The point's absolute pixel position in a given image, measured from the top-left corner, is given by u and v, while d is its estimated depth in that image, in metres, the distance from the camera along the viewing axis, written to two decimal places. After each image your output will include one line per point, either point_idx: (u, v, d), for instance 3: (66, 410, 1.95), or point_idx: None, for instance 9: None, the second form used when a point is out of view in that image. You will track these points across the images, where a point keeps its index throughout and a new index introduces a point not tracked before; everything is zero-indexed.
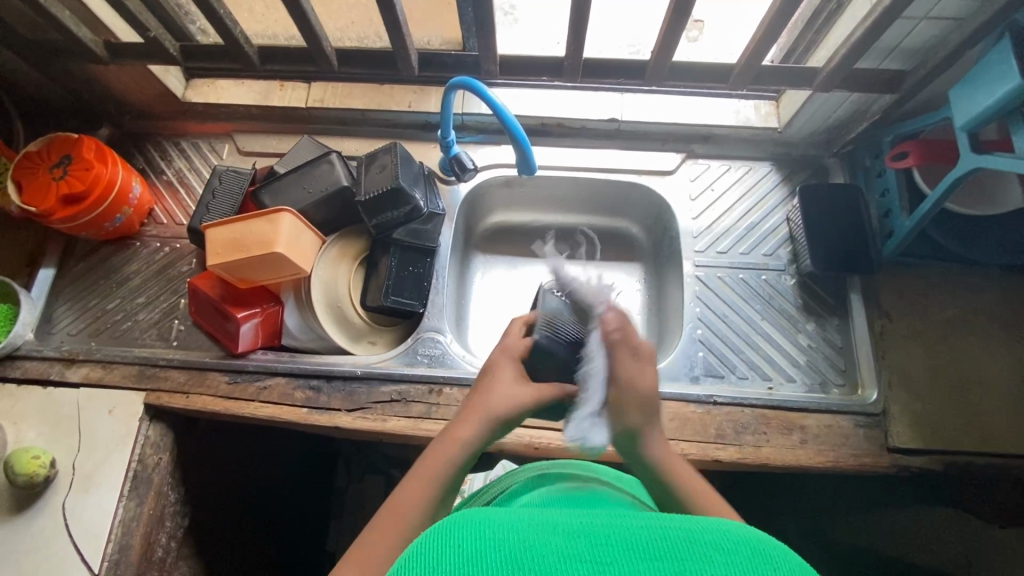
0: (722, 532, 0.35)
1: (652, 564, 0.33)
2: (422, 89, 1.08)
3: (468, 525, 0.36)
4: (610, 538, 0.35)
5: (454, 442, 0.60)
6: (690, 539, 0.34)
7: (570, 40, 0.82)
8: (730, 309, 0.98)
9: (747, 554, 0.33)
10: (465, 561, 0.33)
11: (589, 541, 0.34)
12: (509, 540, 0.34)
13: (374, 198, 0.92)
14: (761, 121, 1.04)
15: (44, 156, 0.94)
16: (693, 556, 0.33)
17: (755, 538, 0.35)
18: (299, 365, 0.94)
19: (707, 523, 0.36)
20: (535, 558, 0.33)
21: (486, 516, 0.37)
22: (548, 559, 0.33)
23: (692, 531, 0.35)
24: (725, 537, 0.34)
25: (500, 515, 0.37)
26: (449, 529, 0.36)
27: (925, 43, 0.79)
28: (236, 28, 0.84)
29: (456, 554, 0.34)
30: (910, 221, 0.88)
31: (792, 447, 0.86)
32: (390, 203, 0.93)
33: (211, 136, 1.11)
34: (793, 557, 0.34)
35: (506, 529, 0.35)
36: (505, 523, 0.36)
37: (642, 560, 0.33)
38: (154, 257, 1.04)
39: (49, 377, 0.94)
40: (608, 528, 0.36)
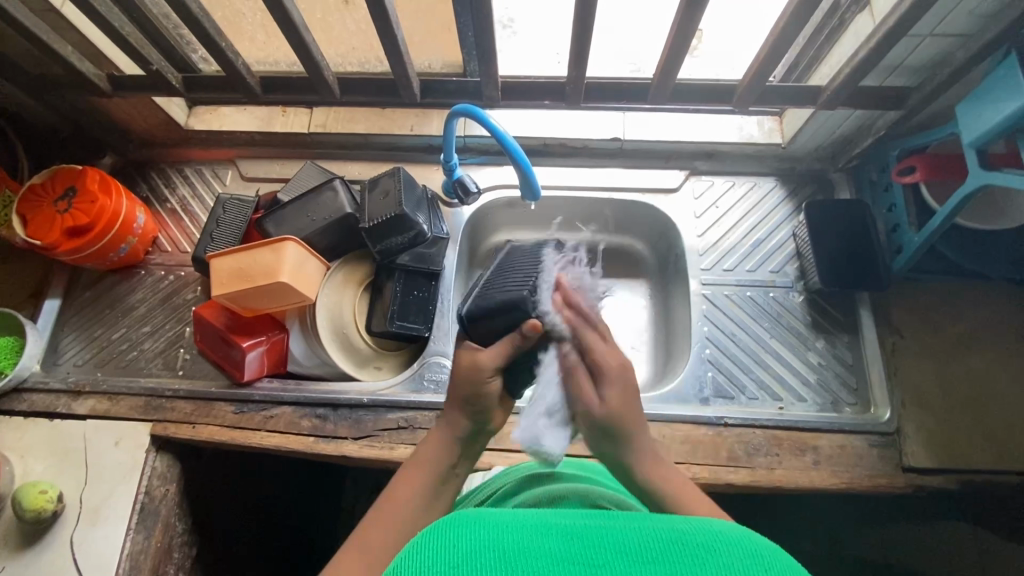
0: (714, 534, 0.35)
1: (642, 565, 0.33)
2: (424, 112, 1.08)
3: (466, 524, 0.37)
4: (602, 538, 0.35)
5: (424, 461, 0.57)
6: (682, 540, 0.35)
7: (572, 63, 0.81)
8: (738, 327, 0.97)
9: (736, 556, 0.33)
10: (459, 562, 0.34)
11: (582, 542, 0.35)
12: (502, 541, 0.35)
13: (379, 225, 0.91)
14: (765, 137, 1.03)
15: (48, 188, 0.95)
16: (685, 558, 0.33)
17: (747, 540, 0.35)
18: (305, 394, 0.93)
19: (700, 524, 0.37)
20: (526, 560, 0.34)
21: (483, 517, 0.38)
22: (540, 563, 0.34)
23: (684, 533, 0.35)
24: (715, 540, 0.34)
25: (497, 514, 0.38)
26: (446, 530, 0.37)
27: (929, 60, 0.79)
28: (237, 59, 0.85)
29: (450, 554, 0.35)
30: (918, 237, 0.88)
31: (806, 469, 0.85)
32: (395, 229, 0.93)
33: (215, 162, 1.12)
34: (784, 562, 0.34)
35: (500, 531, 0.36)
36: (500, 523, 0.37)
37: (632, 563, 0.33)
38: (159, 285, 1.04)
39: (56, 410, 0.94)
40: (603, 528, 0.37)
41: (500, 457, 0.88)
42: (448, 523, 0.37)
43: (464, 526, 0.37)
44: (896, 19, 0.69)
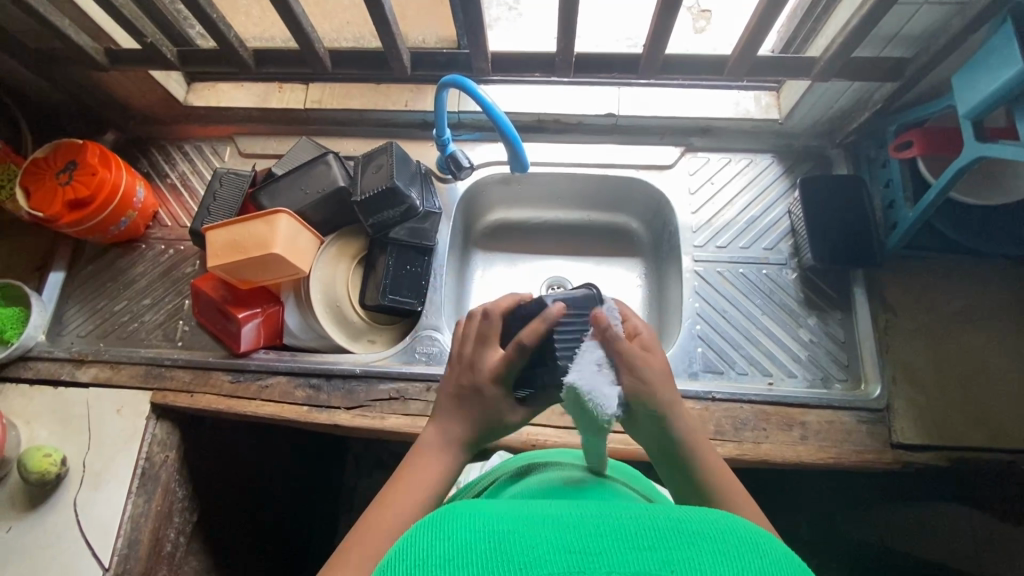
0: (706, 522, 0.37)
1: (638, 552, 0.35)
2: (419, 88, 1.08)
3: (456, 518, 0.38)
4: (597, 527, 0.37)
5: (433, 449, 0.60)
6: (677, 527, 0.37)
7: (560, 36, 0.80)
8: (730, 304, 0.97)
9: (731, 541, 0.35)
10: (452, 554, 0.35)
11: (576, 531, 0.37)
12: (498, 531, 0.37)
13: (370, 200, 0.92)
14: (761, 113, 1.02)
15: (50, 162, 0.97)
16: (679, 543, 0.35)
17: (741, 527, 0.37)
18: (300, 364, 0.95)
19: (696, 512, 0.38)
20: (522, 548, 0.35)
21: (478, 507, 0.39)
22: (536, 550, 0.35)
23: (680, 520, 0.37)
24: (711, 529, 0.36)
25: (488, 505, 0.40)
26: (440, 521, 0.38)
27: (926, 29, 0.77)
28: (229, 31, 0.85)
29: (444, 545, 0.36)
30: (913, 212, 0.87)
31: (793, 443, 0.85)
32: (386, 203, 0.93)
33: (212, 139, 1.13)
34: (775, 548, 0.35)
35: (494, 520, 0.38)
36: (493, 511, 0.39)
37: (628, 550, 0.35)
38: (159, 259, 1.07)
39: (60, 377, 0.97)
40: (593, 516, 0.39)
41: None
42: (439, 518, 0.39)
43: (462, 517, 0.38)
44: None
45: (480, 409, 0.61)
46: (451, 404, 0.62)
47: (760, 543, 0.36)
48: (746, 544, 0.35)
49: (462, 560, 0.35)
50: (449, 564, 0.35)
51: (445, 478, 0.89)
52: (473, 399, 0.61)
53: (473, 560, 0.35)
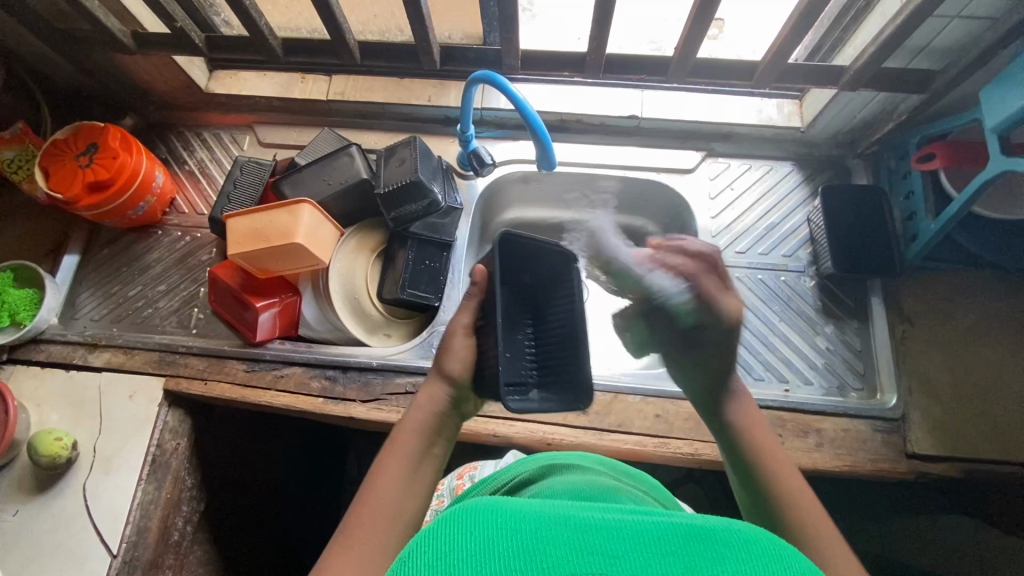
0: (731, 531, 0.37)
1: (664, 558, 0.35)
2: (442, 84, 1.08)
3: (482, 512, 0.39)
4: (622, 531, 0.37)
5: (406, 436, 0.62)
6: (703, 535, 0.37)
7: (593, 36, 0.80)
8: (748, 309, 0.97)
9: (759, 555, 0.35)
10: (478, 549, 0.36)
11: (600, 534, 0.37)
12: (523, 530, 0.37)
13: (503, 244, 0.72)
14: (784, 121, 1.02)
15: (71, 143, 0.96)
16: (705, 551, 0.35)
17: (767, 539, 0.37)
18: (316, 355, 0.95)
19: (722, 522, 0.39)
20: (548, 548, 0.35)
21: (502, 506, 0.40)
22: (563, 550, 0.35)
23: (706, 528, 0.37)
24: (737, 541, 0.36)
25: (512, 505, 0.40)
26: (465, 517, 0.39)
27: (957, 43, 0.78)
28: (260, 19, 0.84)
29: (469, 541, 0.36)
30: (935, 224, 0.87)
31: (808, 450, 0.85)
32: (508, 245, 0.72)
33: (232, 127, 1.13)
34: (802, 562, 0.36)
35: (520, 519, 0.38)
36: (518, 510, 0.39)
37: (654, 556, 0.35)
38: (175, 246, 1.06)
39: (73, 361, 0.96)
40: (618, 521, 0.39)
41: (504, 425, 0.89)
42: (466, 511, 0.39)
43: (485, 515, 0.38)
44: None
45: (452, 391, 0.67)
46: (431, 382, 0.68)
47: (786, 562, 0.35)
48: (771, 559, 0.35)
49: (488, 557, 0.35)
50: (473, 559, 0.35)
51: (459, 471, 0.88)
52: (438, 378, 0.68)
53: (499, 558, 0.35)
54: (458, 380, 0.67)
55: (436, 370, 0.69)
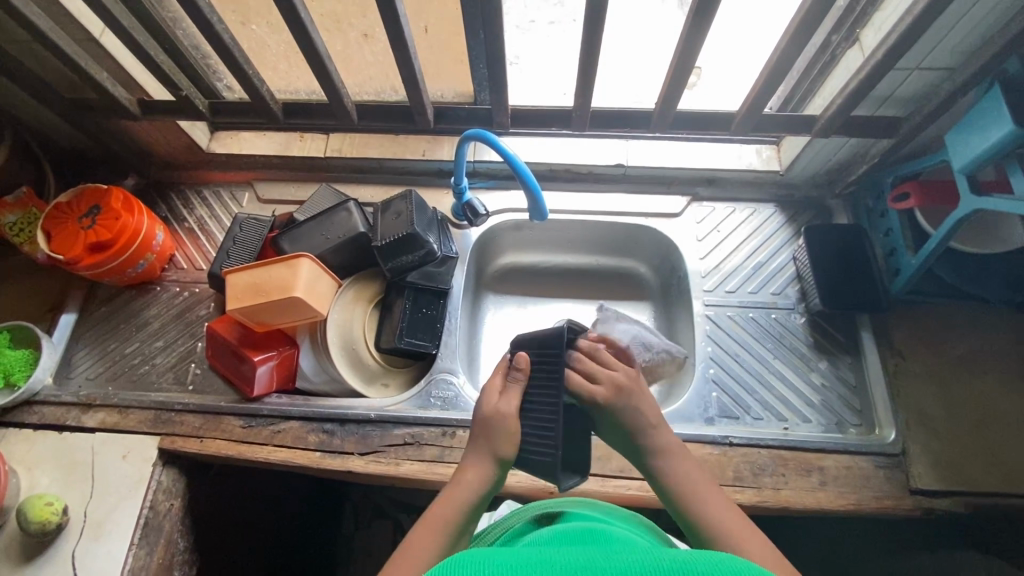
0: (709, 563, 0.38)
1: None
2: (435, 139, 1.13)
3: (462, 565, 0.39)
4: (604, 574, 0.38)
5: (446, 512, 0.59)
6: (682, 570, 0.37)
7: (578, 94, 0.85)
8: (742, 348, 0.98)
9: None
10: None
11: None
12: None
13: (543, 335, 0.71)
14: (763, 165, 1.07)
15: (74, 206, 0.98)
16: None
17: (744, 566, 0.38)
18: (313, 409, 0.94)
19: (701, 554, 0.39)
20: None
21: (485, 556, 0.40)
22: None
23: (685, 563, 0.38)
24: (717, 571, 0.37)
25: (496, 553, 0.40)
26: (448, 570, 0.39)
27: (918, 92, 0.83)
28: (262, 85, 0.89)
29: None
30: (915, 259, 0.90)
31: (812, 489, 0.86)
32: (549, 339, 0.70)
33: (232, 184, 1.16)
34: None
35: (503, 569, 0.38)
36: (512, 561, 0.39)
37: None
38: (173, 302, 1.07)
39: (66, 422, 0.95)
40: (603, 565, 0.39)
41: (505, 473, 0.88)
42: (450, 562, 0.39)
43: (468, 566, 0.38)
44: (884, 52, 0.73)
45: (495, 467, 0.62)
46: (481, 448, 0.63)
47: None
48: None
49: None
50: None
51: None
52: (488, 443, 0.62)
53: None
54: (504, 461, 0.62)
55: (484, 446, 0.63)
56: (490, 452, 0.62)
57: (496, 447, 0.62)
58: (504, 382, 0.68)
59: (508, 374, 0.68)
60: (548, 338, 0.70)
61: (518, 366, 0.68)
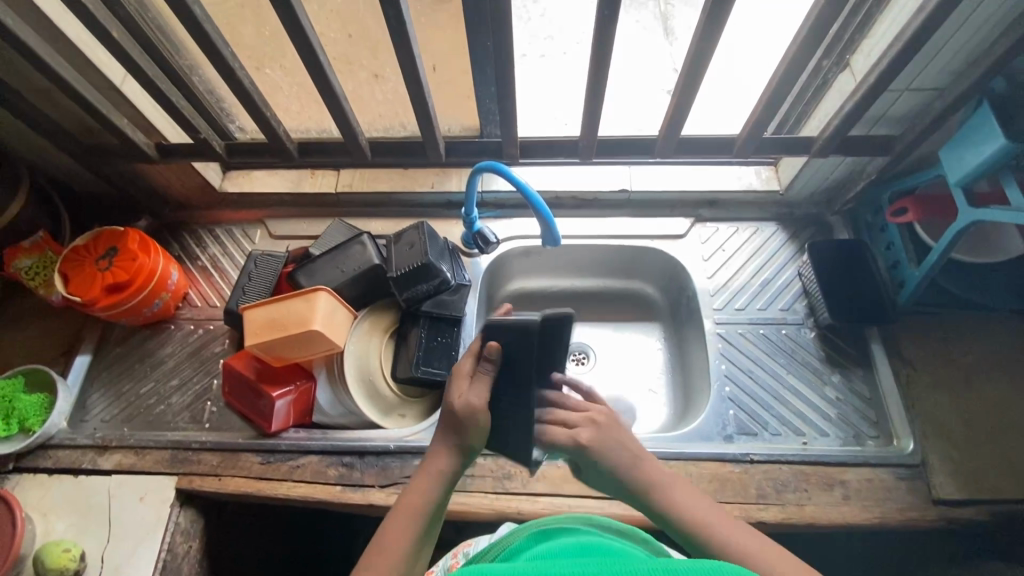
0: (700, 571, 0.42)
1: None
2: (443, 172, 1.16)
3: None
4: None
5: (413, 506, 0.60)
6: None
7: (585, 124, 0.88)
8: (755, 365, 0.99)
9: None
10: None
11: None
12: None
13: (519, 326, 0.64)
14: (763, 185, 1.11)
15: (91, 249, 0.99)
16: None
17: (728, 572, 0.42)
18: (332, 442, 0.94)
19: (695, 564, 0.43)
20: None
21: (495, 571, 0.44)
22: None
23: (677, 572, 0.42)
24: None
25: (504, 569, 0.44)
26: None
27: (910, 111, 0.87)
28: (279, 126, 0.91)
29: None
30: (919, 271, 0.92)
31: (836, 504, 0.86)
32: (526, 331, 0.65)
33: (244, 222, 1.18)
34: None
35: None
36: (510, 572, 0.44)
37: None
38: (188, 339, 1.07)
39: (82, 466, 0.94)
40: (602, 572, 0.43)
41: (528, 501, 0.88)
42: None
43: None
44: (877, 76, 0.77)
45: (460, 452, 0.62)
46: (442, 437, 0.63)
47: None
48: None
49: None
50: None
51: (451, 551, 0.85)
52: (451, 431, 0.62)
53: None
54: (464, 449, 0.62)
55: (443, 436, 0.63)
56: (452, 440, 0.62)
57: (456, 436, 0.62)
58: (474, 366, 0.65)
59: (478, 360, 0.65)
60: (522, 330, 0.65)
61: (489, 358, 0.64)
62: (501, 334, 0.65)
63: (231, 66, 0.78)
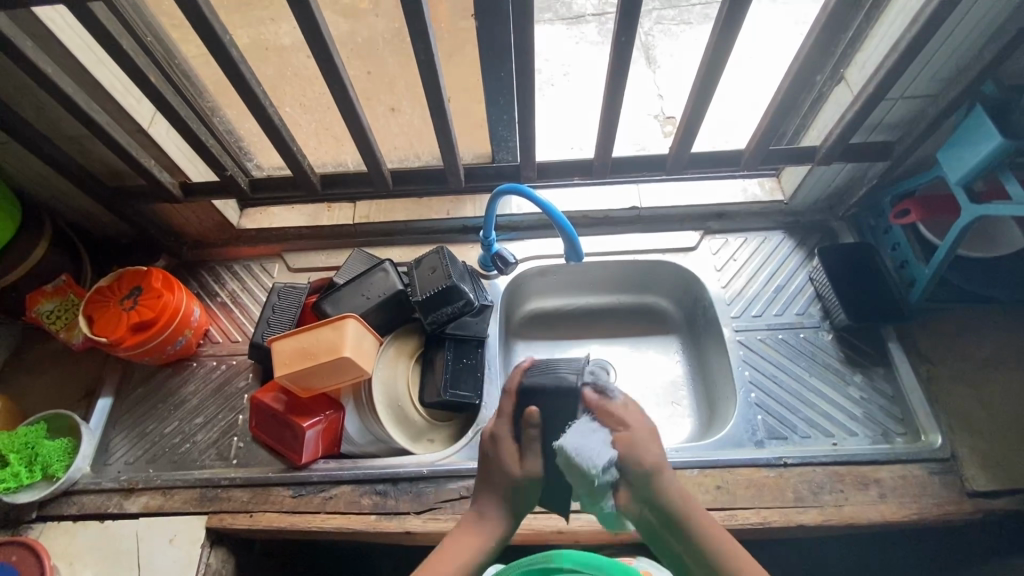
0: None
1: None
2: (458, 199, 1.19)
3: None
4: None
5: (455, 552, 0.62)
6: None
7: (600, 143, 0.91)
8: (778, 369, 1.01)
9: None
10: None
11: None
12: None
13: (557, 389, 0.61)
14: (767, 196, 1.15)
15: (115, 289, 1.00)
16: None
17: None
18: (364, 471, 0.93)
19: None
20: None
21: None
22: None
23: None
24: None
25: None
26: None
27: (905, 118, 0.91)
28: (304, 160, 0.93)
29: None
30: (928, 268, 0.95)
31: (873, 502, 0.87)
32: (563, 391, 0.61)
33: (261, 257, 1.19)
34: None
35: None
36: None
37: None
38: (211, 376, 1.07)
39: (108, 510, 0.93)
40: None
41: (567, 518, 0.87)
42: None
43: None
44: (874, 86, 0.82)
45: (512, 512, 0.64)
46: (496, 498, 0.65)
47: None
48: None
49: None
50: None
51: None
52: (509, 492, 0.64)
53: None
54: (515, 516, 0.65)
55: (496, 498, 0.65)
56: (507, 503, 0.64)
57: (506, 500, 0.64)
58: (514, 430, 0.64)
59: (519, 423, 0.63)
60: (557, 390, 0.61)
61: (529, 422, 0.61)
62: (534, 395, 0.62)
63: (262, 104, 0.80)
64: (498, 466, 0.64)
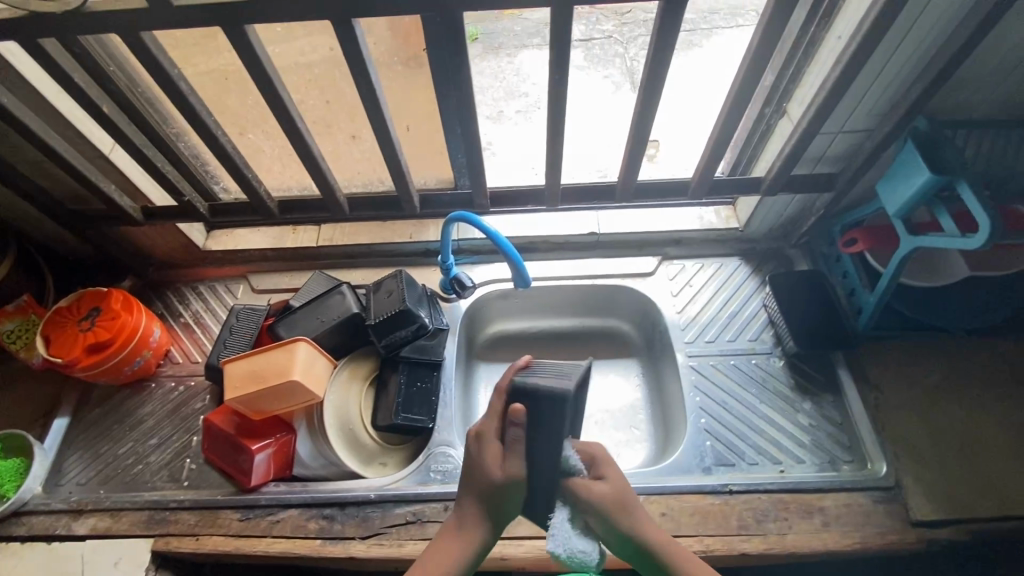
0: None
1: None
2: (421, 223, 1.21)
3: None
4: None
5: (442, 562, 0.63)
6: None
7: (549, 173, 0.94)
8: (729, 396, 1.02)
9: None
10: None
11: None
12: None
13: (545, 391, 0.59)
14: (723, 224, 1.17)
15: (74, 309, 1.01)
16: None
17: None
18: (312, 494, 0.93)
19: None
20: None
21: None
22: None
23: None
24: None
25: None
26: None
27: (846, 150, 0.94)
28: (260, 186, 0.96)
29: None
30: (872, 297, 0.97)
31: (817, 531, 0.87)
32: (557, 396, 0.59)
33: (226, 278, 1.21)
34: None
35: None
36: None
37: None
38: (169, 396, 1.07)
39: (56, 532, 0.93)
40: None
41: (511, 545, 0.87)
42: None
43: None
44: (807, 123, 0.85)
45: (497, 516, 0.64)
46: (472, 508, 0.64)
47: None
48: None
49: None
50: None
51: None
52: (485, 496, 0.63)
53: None
54: (495, 523, 0.64)
55: (474, 507, 0.64)
56: (485, 510, 0.64)
57: (484, 502, 0.64)
58: (501, 427, 0.64)
59: (504, 417, 0.62)
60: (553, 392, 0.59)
61: (516, 421, 0.60)
62: (524, 394, 0.60)
63: (214, 133, 0.82)
64: (478, 469, 0.63)
